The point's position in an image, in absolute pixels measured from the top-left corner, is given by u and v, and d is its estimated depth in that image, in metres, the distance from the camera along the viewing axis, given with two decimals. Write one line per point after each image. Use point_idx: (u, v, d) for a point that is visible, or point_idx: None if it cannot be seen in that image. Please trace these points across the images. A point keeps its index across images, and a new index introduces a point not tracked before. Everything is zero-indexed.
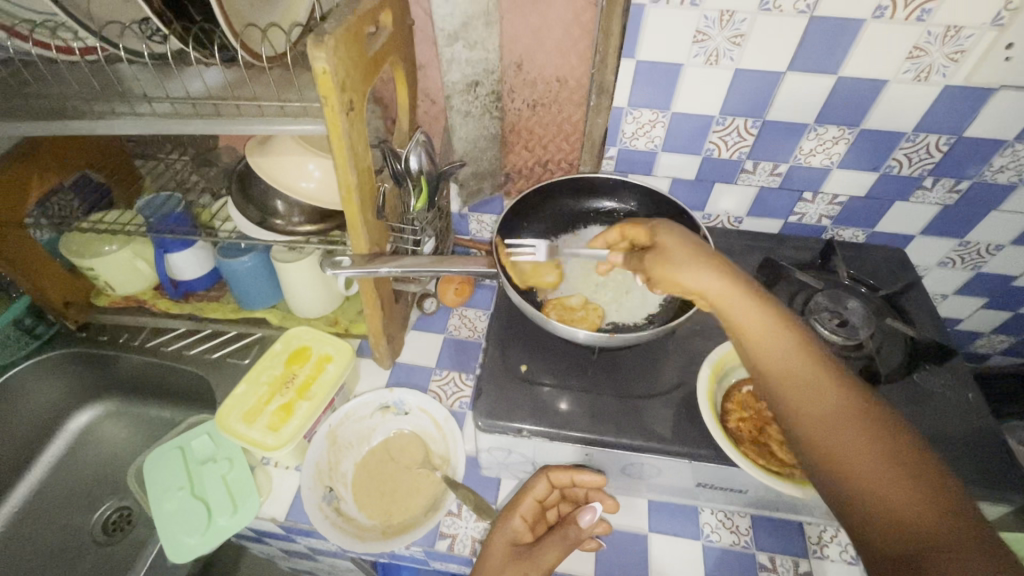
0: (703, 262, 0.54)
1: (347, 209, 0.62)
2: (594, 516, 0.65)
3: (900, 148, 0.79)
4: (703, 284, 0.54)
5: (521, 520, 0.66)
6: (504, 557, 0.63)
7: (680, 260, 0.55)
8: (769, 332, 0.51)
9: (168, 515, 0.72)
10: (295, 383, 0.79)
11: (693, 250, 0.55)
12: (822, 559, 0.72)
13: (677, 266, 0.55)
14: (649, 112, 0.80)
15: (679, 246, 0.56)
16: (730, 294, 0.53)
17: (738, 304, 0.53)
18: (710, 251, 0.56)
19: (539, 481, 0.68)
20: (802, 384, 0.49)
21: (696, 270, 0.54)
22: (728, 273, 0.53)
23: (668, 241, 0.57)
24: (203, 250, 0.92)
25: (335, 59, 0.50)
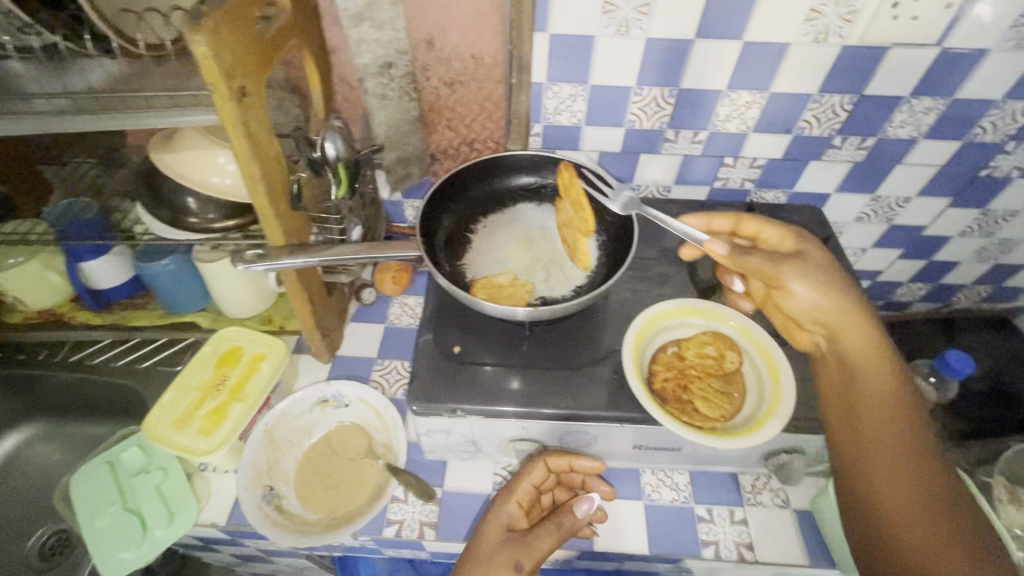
0: (838, 291, 0.60)
1: (256, 200, 0.60)
2: (591, 506, 0.66)
3: (808, 109, 0.82)
4: (829, 308, 0.60)
5: (517, 506, 0.68)
6: (498, 540, 0.64)
7: (817, 277, 0.61)
8: (872, 372, 0.57)
9: (99, 532, 0.69)
10: (227, 385, 0.76)
11: (833, 274, 0.61)
12: (756, 506, 0.76)
13: (809, 278, 0.60)
14: (568, 86, 0.81)
15: (822, 265, 0.62)
16: (853, 321, 0.59)
17: (859, 333, 0.59)
18: (849, 289, 0.60)
19: (537, 467, 0.69)
20: (881, 423, 0.55)
21: (825, 289, 0.60)
22: (860, 313, 0.59)
23: (815, 259, 0.63)
24: (120, 256, 0.87)
25: (218, 43, 0.48)
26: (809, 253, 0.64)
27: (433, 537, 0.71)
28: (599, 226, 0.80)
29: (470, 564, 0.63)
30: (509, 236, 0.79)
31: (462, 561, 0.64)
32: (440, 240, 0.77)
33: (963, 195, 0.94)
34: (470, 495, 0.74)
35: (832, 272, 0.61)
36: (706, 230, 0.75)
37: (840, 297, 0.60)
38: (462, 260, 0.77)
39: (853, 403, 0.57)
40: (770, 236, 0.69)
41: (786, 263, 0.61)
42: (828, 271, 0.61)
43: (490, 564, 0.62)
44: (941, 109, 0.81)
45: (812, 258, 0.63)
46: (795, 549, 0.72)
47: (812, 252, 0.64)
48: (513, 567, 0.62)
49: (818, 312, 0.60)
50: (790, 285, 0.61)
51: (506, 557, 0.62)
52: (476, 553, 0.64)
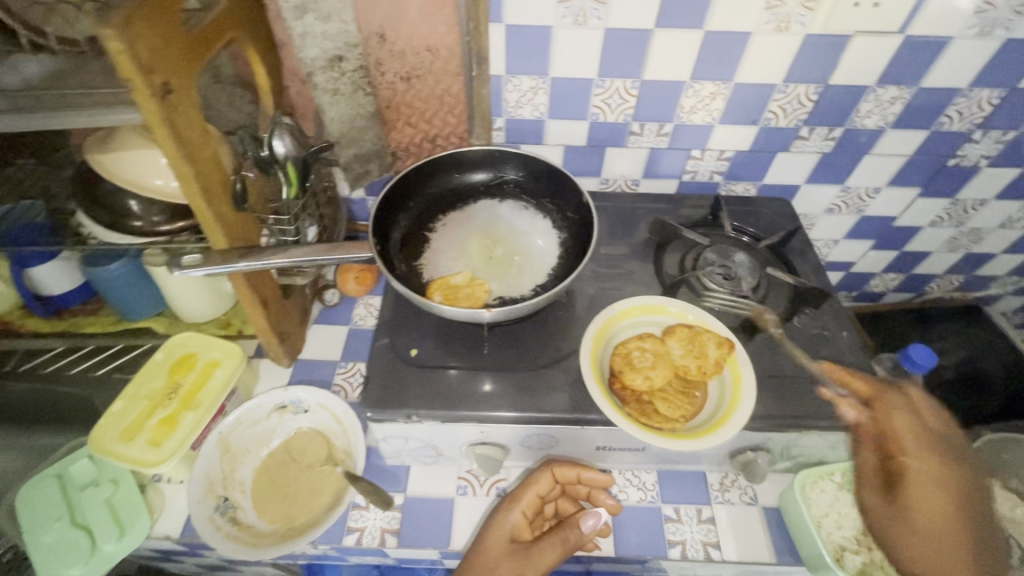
0: (934, 499, 0.55)
1: (192, 202, 0.57)
2: (597, 521, 0.64)
3: (774, 100, 0.81)
4: (949, 558, 0.52)
5: (521, 514, 0.68)
6: (501, 551, 0.65)
7: (911, 506, 0.55)
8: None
9: (45, 549, 0.67)
10: (179, 393, 0.74)
11: (940, 507, 0.54)
12: (723, 504, 0.75)
13: (900, 486, 0.57)
14: (528, 79, 0.79)
15: (937, 499, 0.55)
16: (928, 550, 0.53)
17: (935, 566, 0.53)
18: (946, 517, 0.54)
19: (544, 477, 0.68)
20: None
21: (909, 495, 0.56)
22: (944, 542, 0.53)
23: (917, 477, 0.56)
24: (67, 260, 0.84)
25: (132, 37, 0.45)
26: (912, 461, 0.57)
27: (394, 544, 0.69)
28: (561, 223, 0.78)
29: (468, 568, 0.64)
30: (468, 234, 0.77)
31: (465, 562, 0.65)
32: (395, 241, 0.75)
33: (932, 185, 0.93)
34: (438, 500, 0.73)
35: (944, 500, 0.55)
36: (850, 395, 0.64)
37: (957, 554, 0.53)
38: (419, 260, 0.74)
39: None
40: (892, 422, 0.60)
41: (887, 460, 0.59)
42: (934, 498, 0.55)
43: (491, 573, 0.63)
44: (907, 98, 0.80)
45: (924, 498, 0.55)
46: (762, 546, 0.72)
47: (920, 464, 0.57)
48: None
49: (887, 524, 0.56)
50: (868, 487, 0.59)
51: (506, 569, 0.63)
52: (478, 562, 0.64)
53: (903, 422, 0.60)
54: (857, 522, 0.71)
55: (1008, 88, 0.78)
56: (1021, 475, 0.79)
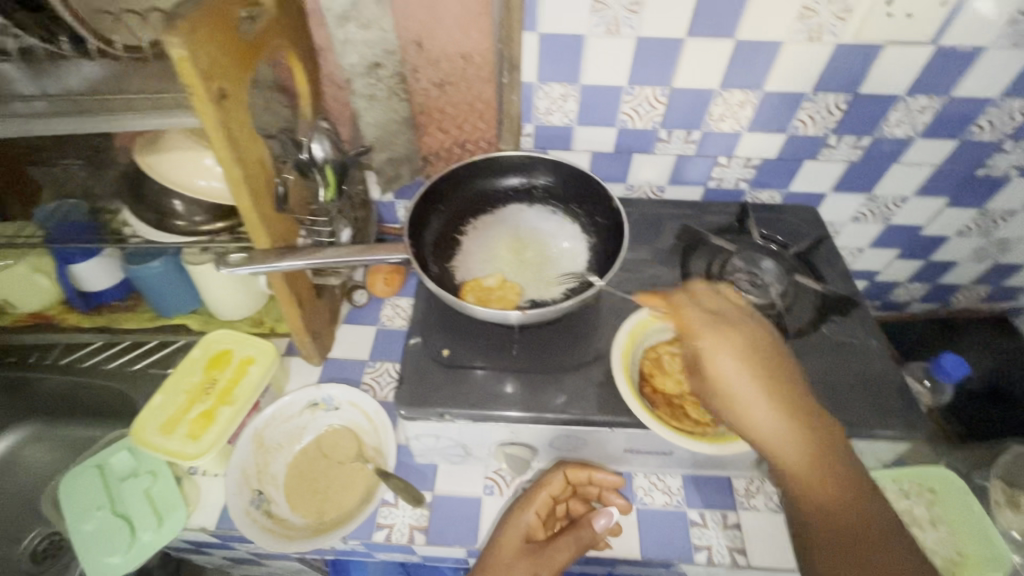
0: (736, 363, 0.52)
1: (239, 203, 0.60)
2: (608, 521, 0.67)
3: (803, 108, 0.81)
4: (762, 425, 0.50)
5: (535, 515, 0.69)
6: (516, 551, 0.66)
7: (717, 382, 0.52)
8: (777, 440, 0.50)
9: (86, 536, 0.69)
10: (216, 389, 0.76)
11: (727, 378, 0.51)
12: (749, 510, 0.75)
13: (724, 348, 0.52)
14: (559, 86, 0.80)
15: (737, 394, 0.51)
16: (762, 418, 0.50)
17: (775, 432, 0.50)
18: (772, 382, 0.51)
19: (557, 477, 0.70)
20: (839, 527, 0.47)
21: (727, 362, 0.52)
22: (772, 397, 0.51)
23: (719, 366, 0.52)
24: (109, 258, 0.86)
25: (193, 45, 0.47)
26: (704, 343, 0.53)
27: (423, 541, 0.70)
28: (590, 228, 0.79)
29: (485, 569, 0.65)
30: (499, 236, 0.79)
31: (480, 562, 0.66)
32: (428, 243, 0.76)
33: (960, 195, 0.93)
34: (467, 499, 0.74)
35: (772, 390, 0.51)
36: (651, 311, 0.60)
37: (777, 409, 0.50)
38: (451, 261, 0.76)
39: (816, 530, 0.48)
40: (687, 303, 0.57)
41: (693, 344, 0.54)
42: (769, 388, 0.51)
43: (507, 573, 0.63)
44: (937, 108, 0.80)
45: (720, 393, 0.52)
46: (788, 552, 0.72)
47: (711, 340, 0.53)
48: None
49: (727, 387, 0.51)
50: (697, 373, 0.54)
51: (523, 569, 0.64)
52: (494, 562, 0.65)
53: (708, 332, 0.53)
54: None
55: None
56: None
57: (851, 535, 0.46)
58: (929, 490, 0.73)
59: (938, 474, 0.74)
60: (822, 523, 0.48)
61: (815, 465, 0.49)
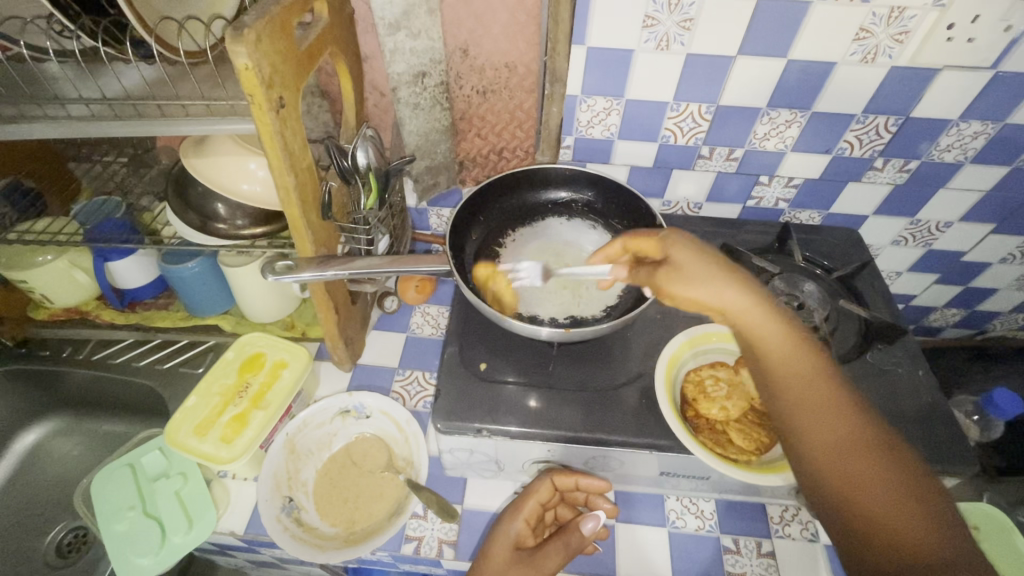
0: (706, 258, 0.54)
1: (288, 210, 0.59)
2: (596, 524, 0.65)
3: (851, 130, 0.80)
4: (729, 301, 0.52)
5: (524, 523, 0.66)
6: (506, 560, 0.63)
7: (687, 270, 0.54)
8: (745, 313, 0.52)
9: (118, 536, 0.69)
10: (249, 392, 0.76)
11: (695, 263, 0.54)
12: (784, 538, 0.73)
13: (687, 245, 0.55)
14: (602, 100, 0.79)
15: (716, 301, 0.52)
16: (740, 298, 0.52)
17: (743, 307, 0.52)
18: (733, 271, 0.54)
19: (543, 485, 0.68)
20: (805, 395, 0.49)
21: (693, 257, 0.54)
22: (740, 279, 0.53)
23: (684, 260, 0.55)
24: (146, 256, 0.87)
25: (258, 54, 0.47)
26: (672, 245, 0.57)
27: (451, 556, 0.69)
28: None
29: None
30: (537, 249, 0.78)
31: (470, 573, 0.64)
32: (468, 256, 0.76)
33: (1007, 221, 0.91)
34: (497, 514, 0.73)
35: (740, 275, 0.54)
36: (603, 260, 0.64)
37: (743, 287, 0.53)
38: (490, 275, 0.75)
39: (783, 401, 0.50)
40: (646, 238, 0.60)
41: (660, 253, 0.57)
42: (742, 288, 0.52)
43: None
44: (990, 133, 0.78)
45: (693, 302, 0.53)
46: None
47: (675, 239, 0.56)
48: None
49: (695, 274, 0.53)
50: (666, 283, 0.55)
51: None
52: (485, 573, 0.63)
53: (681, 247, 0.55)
54: None
55: None
56: None
57: (822, 400, 0.49)
58: (973, 527, 0.71)
59: (984, 512, 0.72)
60: (798, 398, 0.49)
61: (789, 345, 0.51)
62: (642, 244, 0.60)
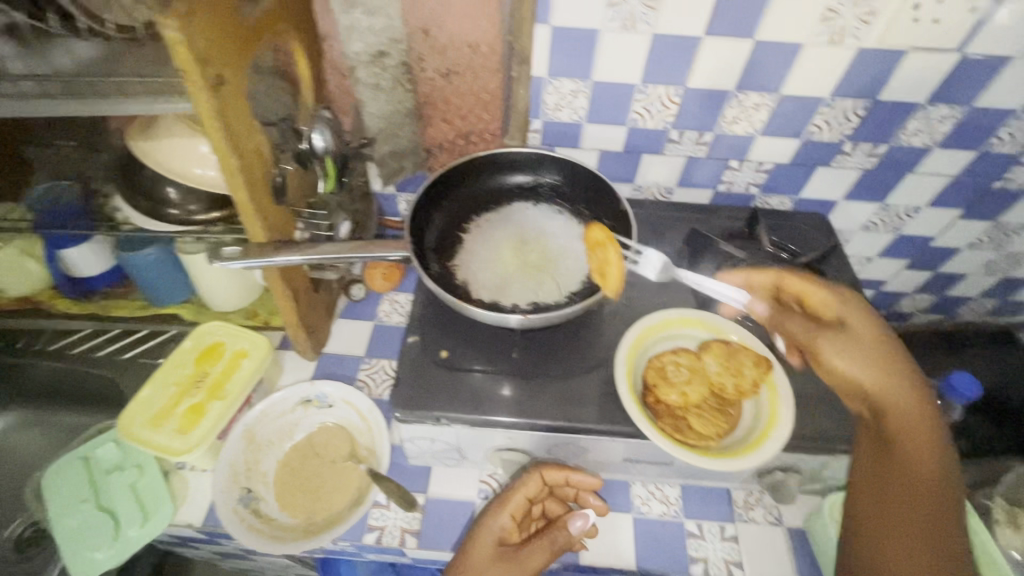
0: (886, 349, 0.56)
1: (235, 194, 0.57)
2: (585, 522, 0.65)
3: (819, 113, 0.79)
4: (887, 400, 0.55)
5: (510, 518, 0.66)
6: (490, 556, 0.62)
7: (857, 347, 0.56)
8: (909, 416, 0.54)
9: (70, 530, 0.68)
10: (206, 382, 0.74)
11: (867, 346, 0.56)
12: (748, 522, 0.74)
13: (859, 323, 0.57)
14: (569, 81, 0.77)
15: (884, 385, 0.55)
16: (904, 404, 0.54)
17: (907, 414, 0.54)
18: (904, 369, 0.55)
19: (532, 479, 0.67)
20: (915, 517, 0.52)
21: (865, 340, 0.56)
22: (904, 383, 0.54)
23: (858, 333, 0.57)
24: (100, 243, 0.83)
25: (189, 28, 0.45)
26: (852, 318, 0.58)
27: (414, 545, 0.69)
28: None
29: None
30: (501, 234, 0.76)
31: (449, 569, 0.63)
32: (430, 241, 0.74)
33: (975, 206, 0.91)
34: (461, 502, 0.72)
35: (907, 384, 0.55)
36: (743, 286, 0.67)
37: (914, 398, 0.54)
38: (452, 261, 0.73)
39: (880, 511, 0.53)
40: (817, 295, 0.61)
41: (827, 331, 0.58)
42: (901, 381, 0.55)
43: None
44: (958, 117, 0.78)
45: (842, 372, 0.56)
46: (784, 567, 0.71)
47: (857, 320, 0.58)
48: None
49: (860, 353, 0.55)
50: (825, 351, 0.57)
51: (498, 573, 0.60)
52: (464, 568, 0.61)
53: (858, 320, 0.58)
54: None
55: None
56: None
57: (943, 537, 0.51)
58: None
59: None
60: (884, 511, 0.53)
61: (935, 473, 0.53)
62: (806, 294, 0.62)
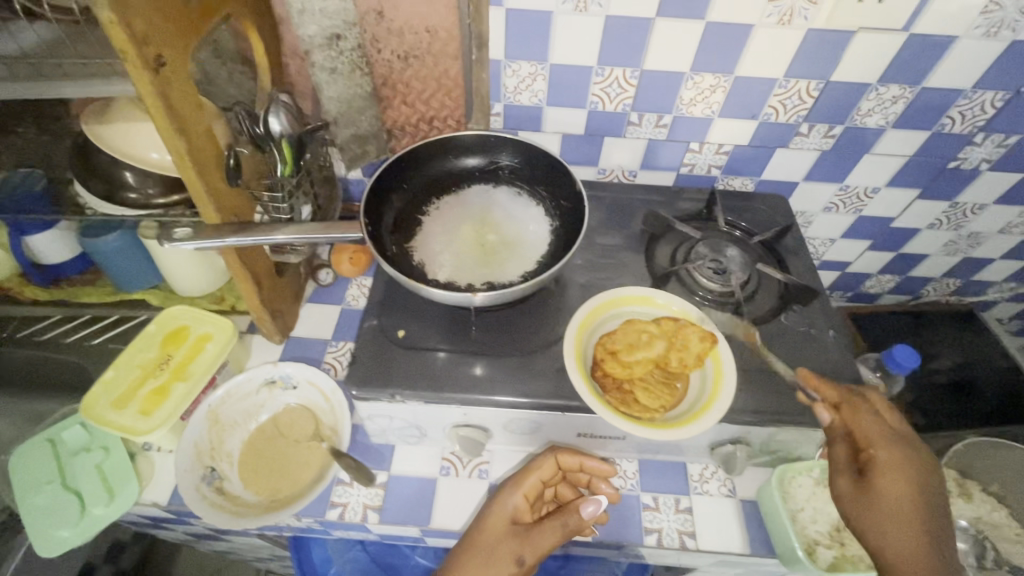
0: (903, 493, 0.57)
1: (184, 175, 0.58)
2: (597, 508, 0.62)
3: (774, 94, 0.80)
4: (892, 534, 0.55)
5: (523, 498, 0.68)
6: (503, 532, 0.65)
7: (877, 490, 0.58)
8: (908, 550, 0.54)
9: (36, 510, 0.69)
10: (170, 364, 0.75)
11: (892, 489, 0.57)
12: (702, 495, 0.76)
13: (884, 463, 0.59)
14: (527, 64, 0.78)
15: (901, 549, 0.55)
16: (909, 545, 0.54)
17: (915, 557, 0.54)
18: (918, 517, 0.56)
19: (547, 460, 0.69)
20: None
21: (882, 479, 0.58)
22: (918, 528, 0.55)
23: (882, 474, 0.58)
24: (66, 230, 0.84)
25: (125, 9, 0.45)
26: (882, 459, 0.59)
27: (376, 520, 0.71)
28: (553, 211, 0.78)
29: (472, 550, 0.65)
30: (458, 215, 0.77)
31: (463, 540, 0.66)
32: (388, 223, 0.75)
33: (931, 187, 0.93)
34: (425, 478, 0.74)
35: (919, 530, 0.55)
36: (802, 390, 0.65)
37: (919, 531, 0.55)
38: (410, 242, 0.74)
39: None
40: (864, 429, 0.62)
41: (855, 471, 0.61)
42: (912, 536, 0.55)
43: (492, 555, 0.63)
44: (909, 97, 0.79)
45: (854, 511, 0.59)
46: (736, 536, 0.73)
47: (885, 458, 0.59)
48: (514, 561, 0.63)
49: (871, 488, 0.58)
50: (841, 483, 0.61)
51: (508, 551, 0.64)
52: (478, 541, 0.65)
53: (891, 480, 0.58)
54: (833, 518, 0.72)
55: (1012, 90, 0.78)
56: (1000, 480, 0.84)
57: None
58: None
59: None
60: None
61: None
62: (852, 420, 0.62)
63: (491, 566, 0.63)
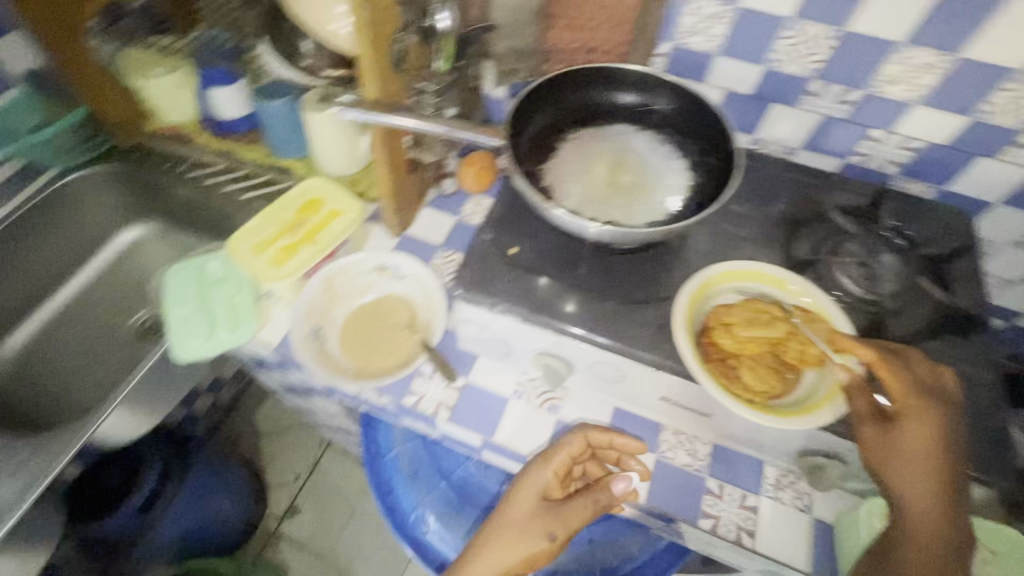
0: (927, 439, 0.55)
1: (362, 47, 0.61)
2: (627, 486, 0.66)
3: (1001, 89, 0.67)
4: (911, 485, 0.54)
5: (553, 474, 0.67)
6: (533, 508, 0.66)
7: (903, 442, 0.55)
8: (923, 498, 0.54)
9: (178, 319, 0.80)
10: (305, 228, 0.83)
11: (918, 440, 0.55)
12: (772, 499, 0.71)
13: (912, 414, 0.55)
14: (713, 4, 0.72)
15: (920, 497, 0.54)
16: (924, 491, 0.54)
17: (927, 502, 0.54)
18: (939, 463, 0.54)
19: (576, 439, 0.67)
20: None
21: (909, 428, 0.55)
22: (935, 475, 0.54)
23: (910, 425, 0.55)
24: (242, 89, 0.93)
25: None
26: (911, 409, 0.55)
27: (447, 417, 0.75)
28: (698, 167, 0.73)
29: (502, 525, 0.66)
30: (598, 150, 0.75)
31: (494, 514, 0.67)
32: (527, 141, 0.74)
33: None
34: (498, 396, 0.76)
35: (937, 476, 0.54)
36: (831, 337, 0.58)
37: (937, 479, 0.54)
38: (543, 165, 0.73)
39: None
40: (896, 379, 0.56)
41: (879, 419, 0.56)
42: (929, 481, 0.54)
43: (522, 533, 0.64)
44: None
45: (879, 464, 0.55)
46: (798, 551, 0.68)
47: (915, 410, 0.55)
48: (546, 537, 0.64)
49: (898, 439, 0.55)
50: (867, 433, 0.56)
51: (539, 528, 0.64)
52: (508, 515, 0.66)
53: (916, 430, 0.55)
54: None
55: None
56: None
57: None
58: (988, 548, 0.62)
59: (1009, 539, 0.62)
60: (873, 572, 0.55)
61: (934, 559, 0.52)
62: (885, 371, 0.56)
63: (522, 541, 0.64)
